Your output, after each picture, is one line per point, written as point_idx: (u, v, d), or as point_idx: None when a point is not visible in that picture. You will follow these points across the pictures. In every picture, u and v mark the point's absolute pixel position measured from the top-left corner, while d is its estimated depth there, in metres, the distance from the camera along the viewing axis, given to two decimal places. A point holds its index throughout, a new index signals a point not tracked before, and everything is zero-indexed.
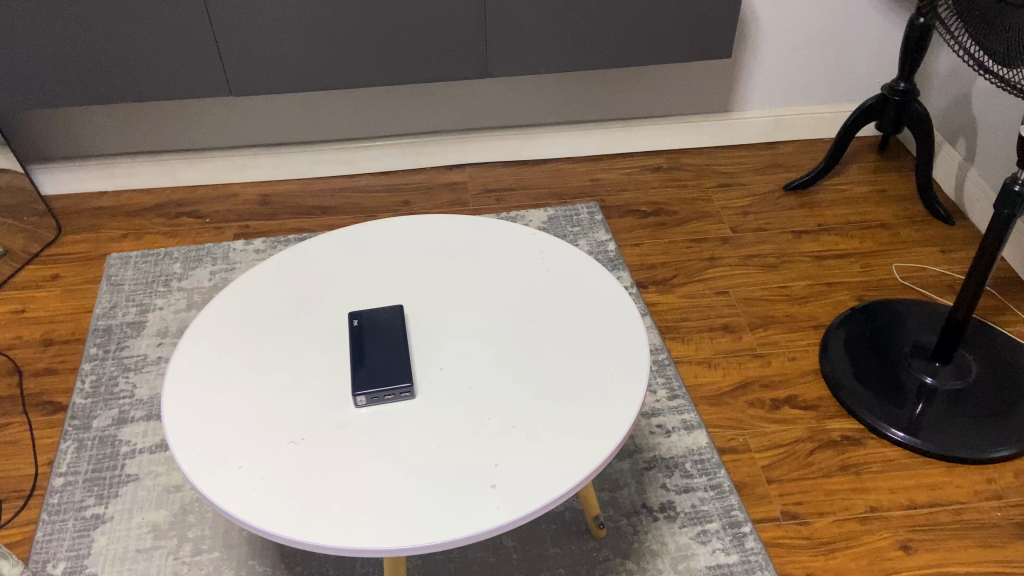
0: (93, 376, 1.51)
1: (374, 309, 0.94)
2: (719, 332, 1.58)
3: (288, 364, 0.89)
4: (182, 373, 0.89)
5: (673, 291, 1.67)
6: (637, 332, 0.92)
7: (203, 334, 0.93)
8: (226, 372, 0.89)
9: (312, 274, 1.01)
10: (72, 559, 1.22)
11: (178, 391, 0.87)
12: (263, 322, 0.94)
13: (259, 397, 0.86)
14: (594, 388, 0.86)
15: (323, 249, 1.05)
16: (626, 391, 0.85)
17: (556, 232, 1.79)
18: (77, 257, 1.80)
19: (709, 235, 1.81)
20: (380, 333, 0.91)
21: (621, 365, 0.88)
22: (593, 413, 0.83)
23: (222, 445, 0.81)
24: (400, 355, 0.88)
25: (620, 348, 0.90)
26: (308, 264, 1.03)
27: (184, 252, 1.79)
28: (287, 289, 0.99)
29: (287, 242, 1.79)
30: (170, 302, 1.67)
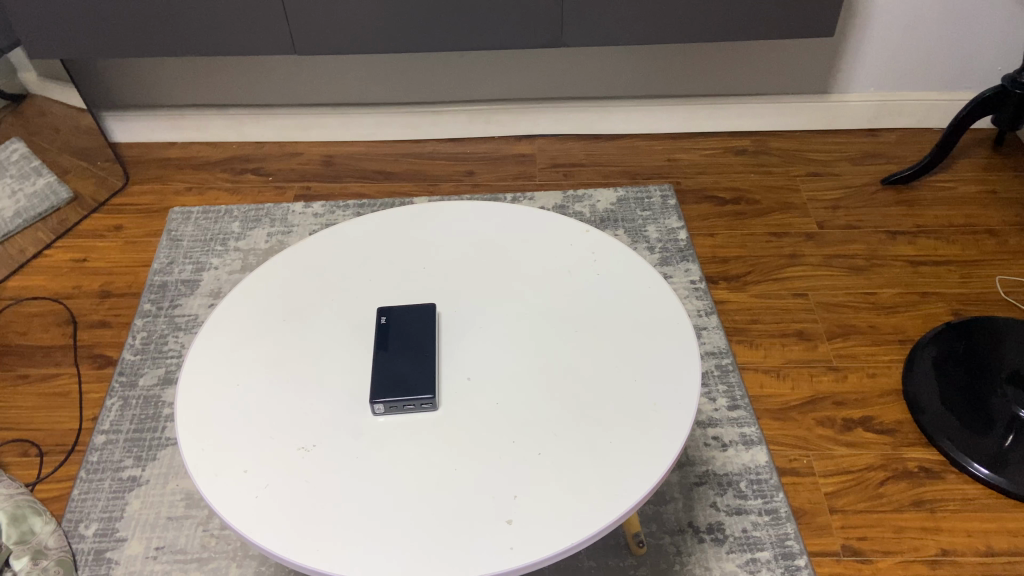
0: (144, 333, 1.51)
1: (405, 306, 0.87)
2: (792, 339, 1.46)
3: (310, 361, 0.84)
4: (199, 362, 0.85)
5: (746, 289, 1.55)
6: (690, 353, 0.83)
7: (227, 319, 0.89)
8: (244, 363, 0.84)
9: (345, 262, 0.96)
10: (105, 521, 1.22)
11: (193, 380, 0.83)
12: (290, 310, 0.90)
13: (275, 394, 0.81)
14: (633, 416, 0.77)
15: (358, 236, 1.00)
16: (669, 423, 0.76)
17: (625, 215, 1.68)
18: (140, 209, 1.80)
19: (792, 229, 1.67)
20: (408, 336, 0.84)
21: (667, 391, 0.79)
22: (630, 446, 0.75)
23: (228, 444, 0.77)
24: (425, 362, 0.81)
25: (668, 371, 0.81)
26: (343, 251, 0.97)
27: (244, 210, 1.76)
28: (318, 277, 0.94)
29: (346, 207, 1.74)
30: (225, 262, 1.64)
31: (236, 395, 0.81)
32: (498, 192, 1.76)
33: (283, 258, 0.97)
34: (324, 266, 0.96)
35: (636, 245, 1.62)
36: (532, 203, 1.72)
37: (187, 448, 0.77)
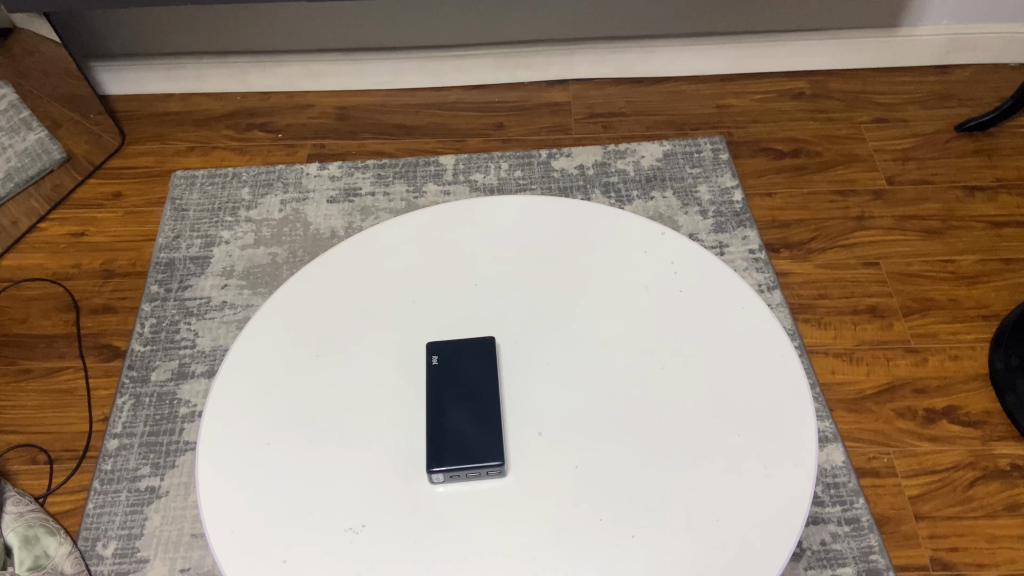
0: (153, 320, 1.38)
1: (460, 340, 0.74)
2: (864, 317, 1.32)
3: (350, 411, 0.71)
4: (221, 411, 0.72)
5: (810, 258, 1.40)
6: (801, 397, 0.70)
7: (247, 354, 0.76)
8: (273, 413, 0.72)
9: (382, 276, 0.82)
10: (124, 539, 1.13)
11: (216, 436, 0.71)
12: (323, 341, 0.77)
13: (313, 455, 0.69)
14: (741, 483, 0.65)
15: (393, 242, 0.86)
16: (785, 494, 0.65)
17: (673, 173, 1.53)
18: (139, 173, 1.65)
19: (859, 186, 1.51)
20: (467, 383, 0.71)
21: (778, 450, 0.67)
22: (742, 525, 0.63)
23: (264, 523, 0.65)
24: (490, 420, 0.69)
25: (777, 422, 0.69)
26: (378, 261, 0.84)
27: (253, 174, 1.60)
28: (351, 295, 0.81)
29: (365, 168, 1.59)
30: (236, 235, 1.50)
31: (268, 456, 0.69)
32: (531, 148, 1.60)
33: (308, 272, 0.83)
34: (355, 282, 0.82)
35: (686, 208, 1.46)
36: (570, 160, 1.56)
37: (215, 527, 0.65)
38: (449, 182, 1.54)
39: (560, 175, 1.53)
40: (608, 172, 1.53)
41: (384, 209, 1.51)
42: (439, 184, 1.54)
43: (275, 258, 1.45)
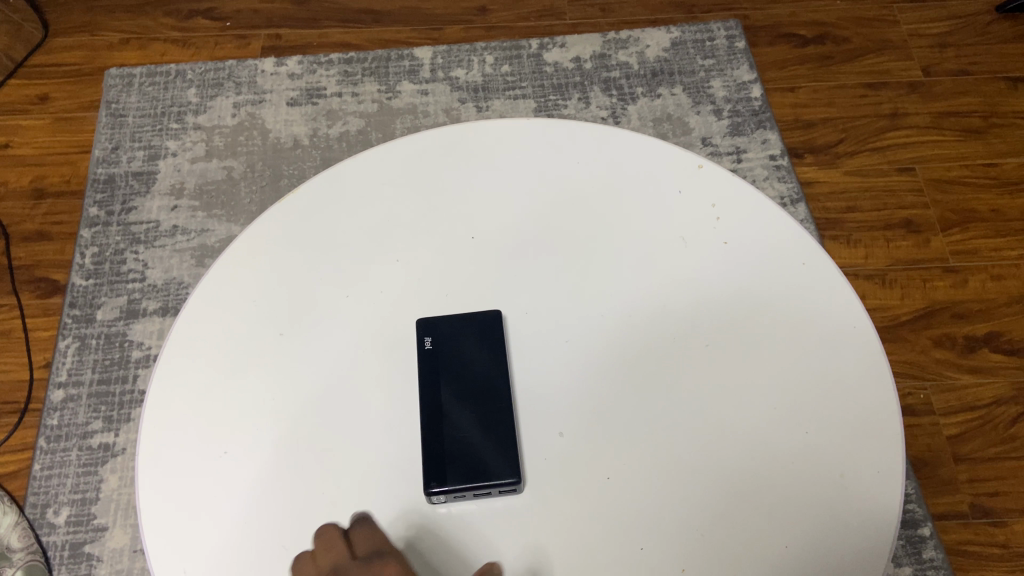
0: (95, 249, 1.21)
1: (458, 322, 0.63)
2: (898, 232, 1.18)
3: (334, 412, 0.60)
4: (166, 409, 0.61)
5: (838, 164, 1.25)
6: (881, 383, 0.59)
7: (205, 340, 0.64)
8: (236, 413, 0.60)
9: (361, 231, 0.69)
10: (77, 504, 1.01)
11: (164, 442, 0.59)
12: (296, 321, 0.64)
13: (292, 468, 0.58)
14: (811, 497, 0.55)
15: (370, 182, 0.71)
16: (866, 510, 0.54)
17: (682, 66, 1.34)
18: (68, 71, 1.42)
19: (890, 77, 1.34)
20: (470, 376, 0.60)
21: (856, 452, 0.56)
22: (814, 549, 0.53)
23: (225, 557, 0.55)
24: (498, 424, 0.58)
25: (852, 414, 0.58)
26: (355, 210, 0.70)
27: (200, 70, 1.39)
28: (326, 258, 0.67)
29: (329, 63, 1.39)
30: (185, 145, 1.31)
31: (232, 471, 0.58)
32: (519, 37, 1.41)
33: (268, 228, 0.69)
34: (324, 240, 0.68)
35: (698, 107, 1.29)
36: (565, 52, 1.38)
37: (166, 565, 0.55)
38: (425, 80, 1.36)
39: (554, 70, 1.35)
40: (608, 65, 1.35)
41: (353, 113, 1.32)
42: (415, 82, 1.35)
43: (231, 173, 1.27)
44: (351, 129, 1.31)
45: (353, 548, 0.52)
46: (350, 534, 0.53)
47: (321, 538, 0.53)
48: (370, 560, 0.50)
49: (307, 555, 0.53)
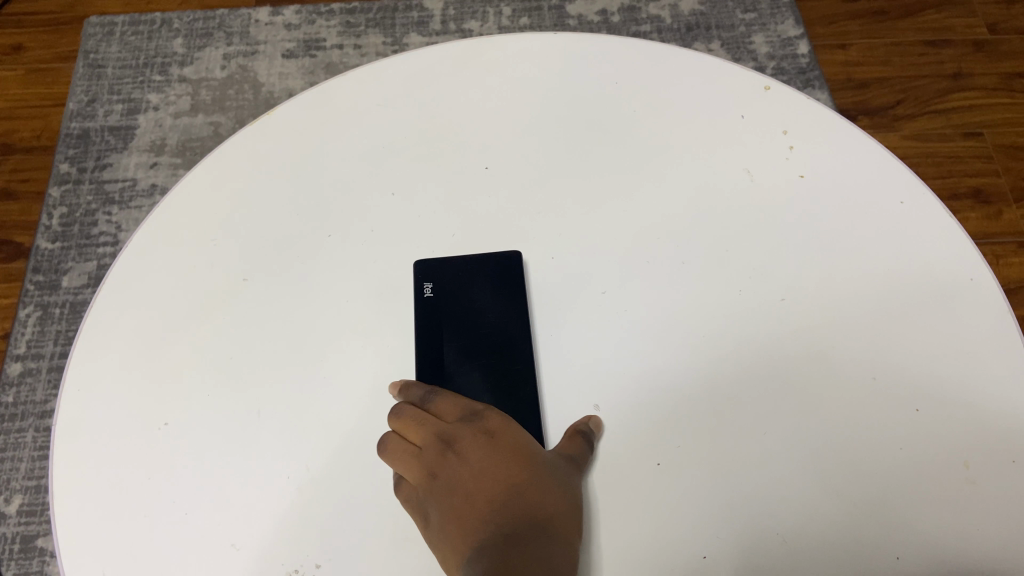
0: (64, 209, 1.08)
1: (470, 269, 0.53)
2: (965, 202, 1.04)
3: (319, 372, 0.50)
4: (108, 368, 0.51)
5: (895, 127, 1.11)
6: (1007, 349, 0.48)
7: (159, 285, 0.53)
8: (186, 377, 0.50)
9: (357, 163, 0.58)
10: (31, 492, 0.88)
11: (107, 408, 0.49)
12: (270, 263, 0.54)
13: (251, 441, 0.48)
14: (925, 490, 0.44)
15: (370, 107, 0.61)
16: (995, 507, 0.44)
17: (720, 19, 1.21)
18: (45, 19, 1.29)
19: (953, 34, 1.20)
20: (483, 329, 0.51)
21: (979, 435, 0.45)
22: (931, 556, 0.43)
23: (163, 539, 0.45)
24: (514, 389, 0.49)
25: (971, 390, 0.47)
26: (351, 140, 0.59)
27: (187, 18, 1.27)
28: (314, 192, 0.57)
29: (329, 13, 1.26)
30: (168, 98, 1.18)
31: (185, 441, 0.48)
32: None
33: (243, 157, 0.59)
34: (314, 171, 0.58)
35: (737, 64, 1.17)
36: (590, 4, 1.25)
37: (79, 564, 0.45)
38: (435, 32, 1.23)
39: (578, 24, 1.23)
40: (638, 19, 1.22)
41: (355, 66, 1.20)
42: (423, 34, 1.23)
43: (217, 129, 1.15)
44: None
45: (439, 416, 0.47)
46: (428, 404, 0.47)
47: (399, 416, 0.47)
48: (473, 419, 0.46)
49: (392, 435, 0.47)
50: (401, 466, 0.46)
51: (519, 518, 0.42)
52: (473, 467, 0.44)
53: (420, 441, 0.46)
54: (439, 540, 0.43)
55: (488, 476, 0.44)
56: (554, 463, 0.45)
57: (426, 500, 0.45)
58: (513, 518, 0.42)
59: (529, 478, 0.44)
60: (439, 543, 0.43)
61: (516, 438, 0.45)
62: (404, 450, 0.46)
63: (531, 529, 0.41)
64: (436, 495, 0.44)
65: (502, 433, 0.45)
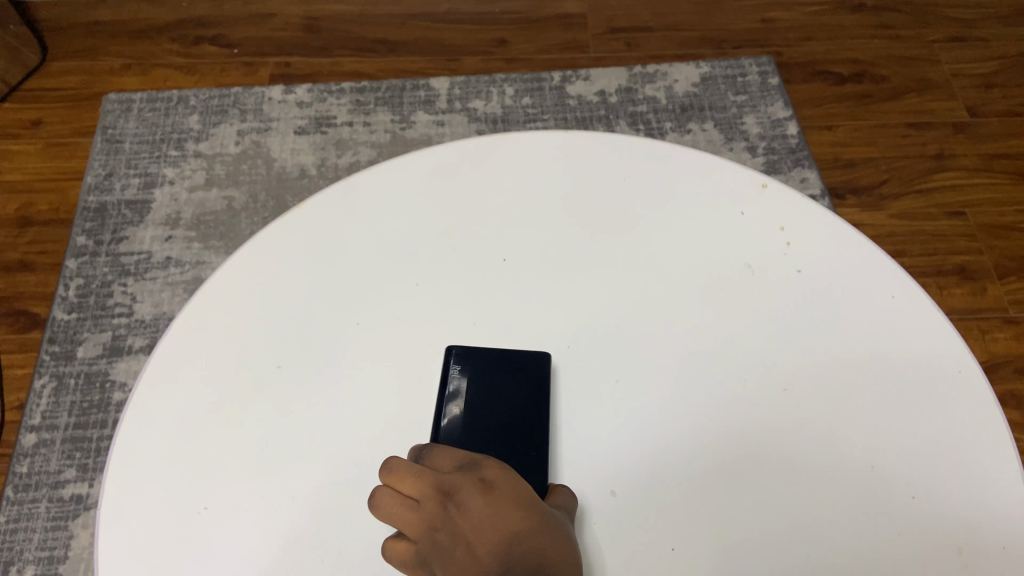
0: (80, 281, 1.12)
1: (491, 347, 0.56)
2: (951, 279, 1.09)
3: (348, 455, 0.53)
4: (148, 455, 0.53)
5: (882, 205, 1.16)
6: (995, 438, 0.51)
7: (197, 374, 0.56)
8: (222, 463, 0.53)
9: (382, 252, 0.62)
10: (44, 563, 0.89)
11: (148, 493, 0.52)
12: (302, 351, 0.57)
13: (285, 526, 0.51)
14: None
15: (392, 199, 0.65)
16: None
17: (712, 100, 1.28)
18: (64, 95, 1.34)
19: (935, 117, 1.26)
20: (504, 410, 0.54)
21: (972, 523, 0.48)
22: None
23: None
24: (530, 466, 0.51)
25: (962, 477, 0.50)
26: (374, 230, 0.63)
27: (204, 97, 1.32)
28: (342, 281, 0.61)
29: (341, 91, 1.32)
30: (183, 173, 1.23)
31: (223, 525, 0.50)
32: (540, 70, 1.35)
33: (274, 248, 0.63)
34: (340, 261, 0.62)
35: (731, 144, 1.22)
36: (588, 85, 1.31)
37: None
38: (441, 111, 1.29)
39: (577, 104, 1.29)
40: (635, 99, 1.29)
41: (364, 142, 1.25)
42: (430, 112, 1.29)
43: (231, 204, 1.19)
44: (362, 159, 1.24)
45: (437, 469, 0.49)
46: (426, 462, 0.50)
47: (395, 473, 0.49)
48: (471, 468, 0.49)
49: (391, 491, 0.49)
50: (402, 522, 0.48)
51: (518, 562, 0.43)
52: (475, 515, 0.46)
53: (417, 494, 0.48)
54: None
55: (490, 523, 0.45)
56: (550, 514, 0.47)
57: (430, 556, 0.46)
58: (512, 561, 0.43)
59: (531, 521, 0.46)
60: None
61: (513, 487, 0.47)
62: (403, 505, 0.48)
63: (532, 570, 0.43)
64: (440, 549, 0.46)
65: (500, 482, 0.48)
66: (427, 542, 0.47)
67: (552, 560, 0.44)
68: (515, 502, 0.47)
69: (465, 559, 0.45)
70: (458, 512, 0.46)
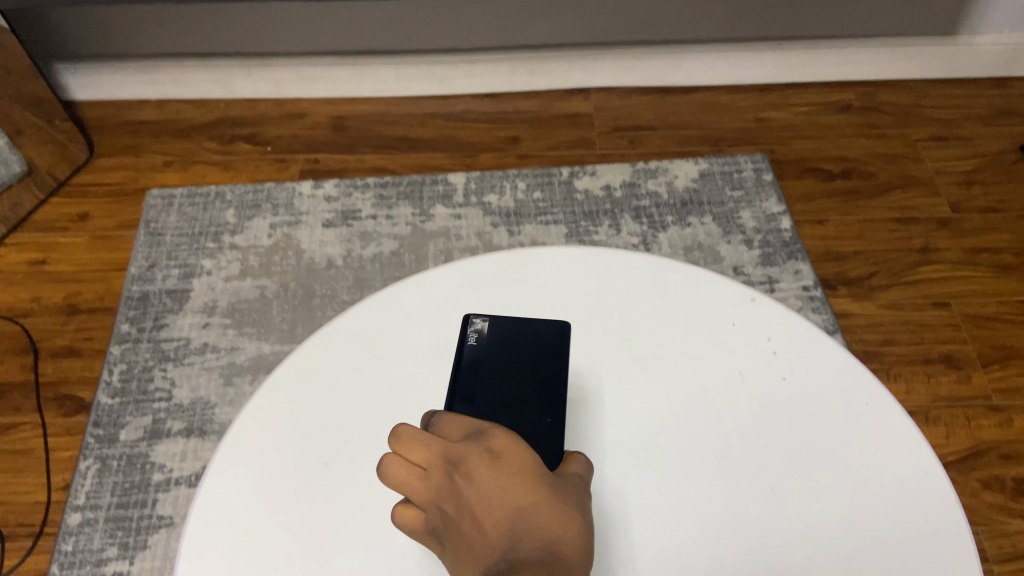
0: (123, 366, 1.20)
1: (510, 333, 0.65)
2: (938, 368, 1.16)
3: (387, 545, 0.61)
4: (213, 543, 0.60)
5: (871, 297, 1.24)
6: (956, 535, 0.58)
7: (256, 469, 0.64)
8: (277, 550, 0.60)
9: (416, 361, 0.71)
10: None
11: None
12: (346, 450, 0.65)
13: None
14: None
15: (425, 313, 0.75)
16: None
17: (710, 195, 1.38)
18: (110, 190, 1.45)
19: (920, 212, 1.35)
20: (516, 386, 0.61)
21: None
22: None
23: None
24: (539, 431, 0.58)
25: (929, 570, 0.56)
26: (409, 341, 0.72)
27: (239, 192, 1.42)
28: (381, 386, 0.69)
29: (366, 186, 1.42)
30: (220, 264, 1.32)
31: None
32: (550, 166, 1.45)
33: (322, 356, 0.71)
34: (379, 368, 0.71)
35: (729, 236, 1.31)
36: (595, 180, 1.41)
37: None
38: (458, 204, 1.39)
39: (585, 198, 1.38)
40: (639, 194, 1.38)
41: (388, 234, 1.35)
42: (449, 206, 1.38)
43: (263, 292, 1.28)
44: (385, 250, 1.33)
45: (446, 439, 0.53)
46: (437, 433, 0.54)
47: (406, 442, 0.53)
48: (478, 439, 0.52)
49: (403, 460, 0.53)
50: (413, 490, 0.52)
51: (521, 538, 0.47)
52: (479, 486, 0.49)
53: (426, 462, 0.52)
54: (454, 563, 0.49)
55: (494, 495, 0.49)
56: (553, 484, 0.50)
57: (441, 525, 0.50)
58: (514, 538, 0.47)
59: (534, 494, 0.49)
60: (456, 566, 0.48)
61: (517, 457, 0.51)
62: (413, 473, 0.52)
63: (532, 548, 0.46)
64: (448, 520, 0.50)
65: (504, 451, 0.51)
66: (436, 510, 0.50)
67: (553, 535, 0.47)
68: (519, 473, 0.50)
69: (471, 532, 0.48)
70: (464, 482, 0.50)
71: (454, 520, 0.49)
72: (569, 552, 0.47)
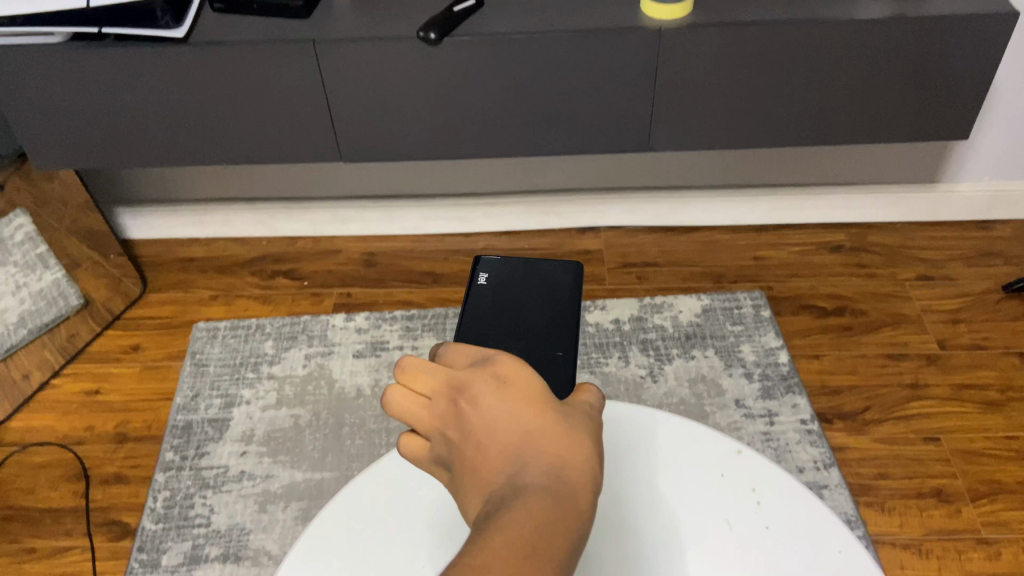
0: (166, 493, 1.29)
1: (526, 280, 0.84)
2: (929, 500, 1.23)
3: None
4: None
5: (864, 430, 1.33)
6: None
7: None
8: None
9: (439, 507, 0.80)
10: None
11: None
12: None
13: None
14: None
15: None
16: None
17: (712, 329, 1.48)
18: (160, 323, 1.58)
19: (909, 349, 1.45)
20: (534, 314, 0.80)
21: None
22: None
23: None
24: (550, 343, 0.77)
25: None
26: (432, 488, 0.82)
27: (278, 325, 1.55)
28: (409, 531, 0.78)
29: (394, 319, 1.55)
30: (258, 394, 1.43)
31: None
32: None
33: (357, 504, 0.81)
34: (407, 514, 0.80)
35: (730, 370, 1.41)
36: (605, 313, 1.52)
37: None
38: None
39: (595, 331, 1.49)
40: (645, 328, 1.49)
41: None
42: None
43: (297, 421, 1.38)
44: None
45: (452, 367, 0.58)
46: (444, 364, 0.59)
47: (412, 374, 0.58)
48: (482, 367, 0.56)
49: (411, 391, 0.57)
50: (421, 418, 0.56)
51: (524, 461, 0.51)
52: (484, 412, 0.54)
53: (432, 392, 0.57)
54: (462, 486, 0.54)
55: (498, 420, 0.53)
56: (557, 408, 0.54)
57: (448, 450, 0.55)
58: (518, 463, 0.51)
59: (536, 418, 0.53)
60: (464, 492, 0.53)
61: (521, 381, 0.55)
62: (420, 403, 0.57)
63: (534, 471, 0.51)
64: (456, 446, 0.54)
65: (508, 376, 0.55)
66: (443, 437, 0.55)
67: (556, 457, 0.51)
68: (523, 397, 0.54)
69: (476, 458, 0.53)
70: (469, 406, 0.54)
71: (461, 444, 0.54)
72: (574, 472, 0.51)
